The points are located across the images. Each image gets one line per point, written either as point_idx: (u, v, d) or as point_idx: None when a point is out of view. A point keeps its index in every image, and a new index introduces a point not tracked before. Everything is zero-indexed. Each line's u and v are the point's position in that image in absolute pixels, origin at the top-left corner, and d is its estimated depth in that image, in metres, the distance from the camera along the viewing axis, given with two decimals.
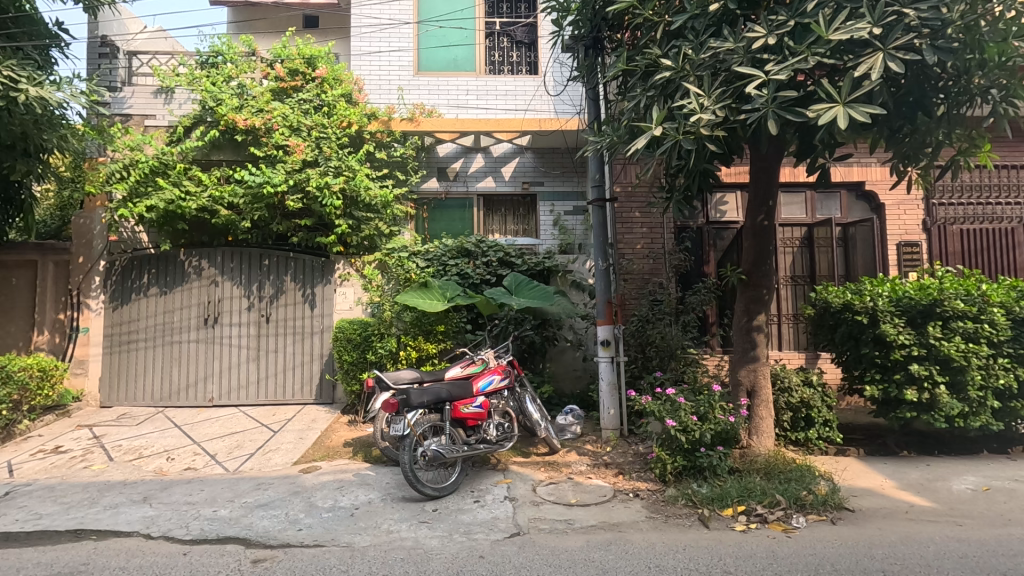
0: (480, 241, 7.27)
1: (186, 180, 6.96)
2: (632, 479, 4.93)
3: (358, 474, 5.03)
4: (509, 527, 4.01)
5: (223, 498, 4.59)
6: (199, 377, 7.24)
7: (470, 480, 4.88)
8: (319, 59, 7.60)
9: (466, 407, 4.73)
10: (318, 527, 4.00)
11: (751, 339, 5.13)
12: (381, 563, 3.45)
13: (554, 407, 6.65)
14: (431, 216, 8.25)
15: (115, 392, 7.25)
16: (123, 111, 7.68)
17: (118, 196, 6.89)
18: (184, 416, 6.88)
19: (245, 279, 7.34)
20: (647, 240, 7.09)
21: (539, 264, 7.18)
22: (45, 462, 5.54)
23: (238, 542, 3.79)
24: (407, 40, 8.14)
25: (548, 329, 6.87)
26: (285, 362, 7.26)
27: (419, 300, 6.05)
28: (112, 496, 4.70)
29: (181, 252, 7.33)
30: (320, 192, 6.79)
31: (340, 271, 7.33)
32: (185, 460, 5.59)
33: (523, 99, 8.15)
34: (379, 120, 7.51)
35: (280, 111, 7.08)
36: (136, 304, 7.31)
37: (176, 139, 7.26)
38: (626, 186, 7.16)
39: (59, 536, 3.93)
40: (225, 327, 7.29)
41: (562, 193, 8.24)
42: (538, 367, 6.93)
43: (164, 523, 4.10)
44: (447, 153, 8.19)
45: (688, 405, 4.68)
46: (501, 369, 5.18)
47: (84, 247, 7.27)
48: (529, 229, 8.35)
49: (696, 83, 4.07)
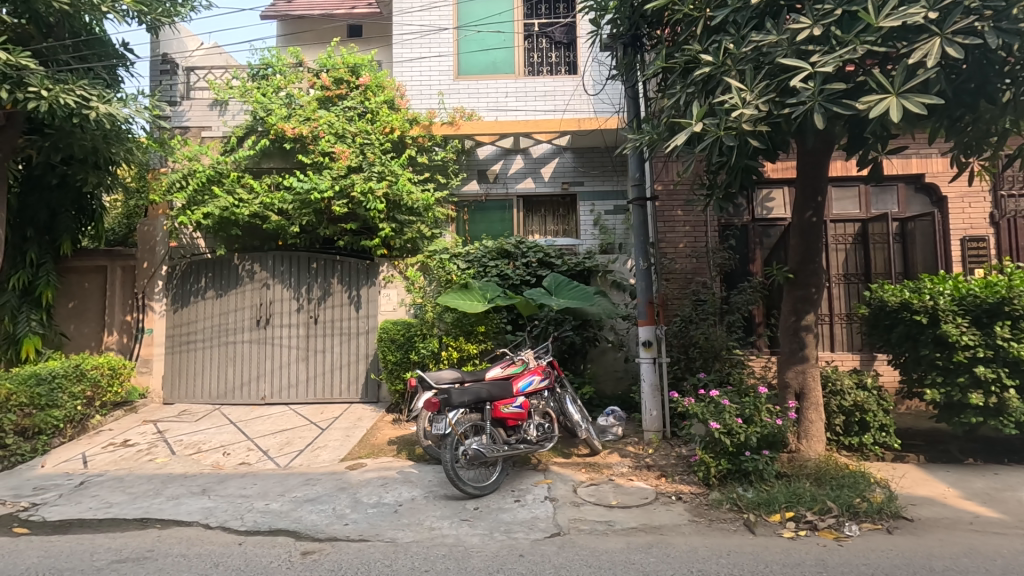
0: (520, 242, 7.29)
1: (239, 188, 7.27)
2: (675, 481, 4.85)
3: (401, 472, 5.16)
4: (550, 527, 4.03)
5: (275, 492, 4.79)
6: (253, 377, 7.56)
7: (511, 479, 4.92)
8: (362, 68, 7.84)
9: (507, 407, 4.78)
10: (363, 522, 4.13)
11: (800, 340, 4.96)
12: (423, 559, 3.52)
13: (596, 408, 6.62)
14: (471, 219, 8.37)
15: (176, 390, 7.67)
16: (182, 124, 8.13)
17: (178, 204, 7.27)
18: (239, 414, 7.20)
19: (295, 281, 7.62)
20: (689, 239, 6.96)
21: (579, 264, 7.18)
22: (115, 455, 5.92)
23: (289, 535, 3.95)
24: (447, 45, 8.26)
25: (588, 330, 6.84)
26: (333, 362, 7.50)
27: (460, 301, 6.15)
28: (174, 487, 4.99)
29: (235, 256, 7.66)
30: (364, 197, 6.98)
31: (383, 274, 7.49)
32: (240, 455, 5.86)
33: (562, 100, 8.14)
34: (420, 124, 7.63)
35: (326, 119, 7.33)
36: (195, 306, 7.71)
37: (230, 148, 7.62)
38: (667, 185, 7.04)
39: (128, 524, 4.20)
40: (277, 328, 7.59)
41: (603, 193, 8.17)
42: (579, 368, 6.91)
43: (220, 515, 4.33)
44: (487, 155, 8.30)
45: (732, 407, 4.59)
46: (541, 369, 5.21)
47: (148, 253, 7.71)
48: (569, 229, 8.33)
49: (738, 77, 3.96)
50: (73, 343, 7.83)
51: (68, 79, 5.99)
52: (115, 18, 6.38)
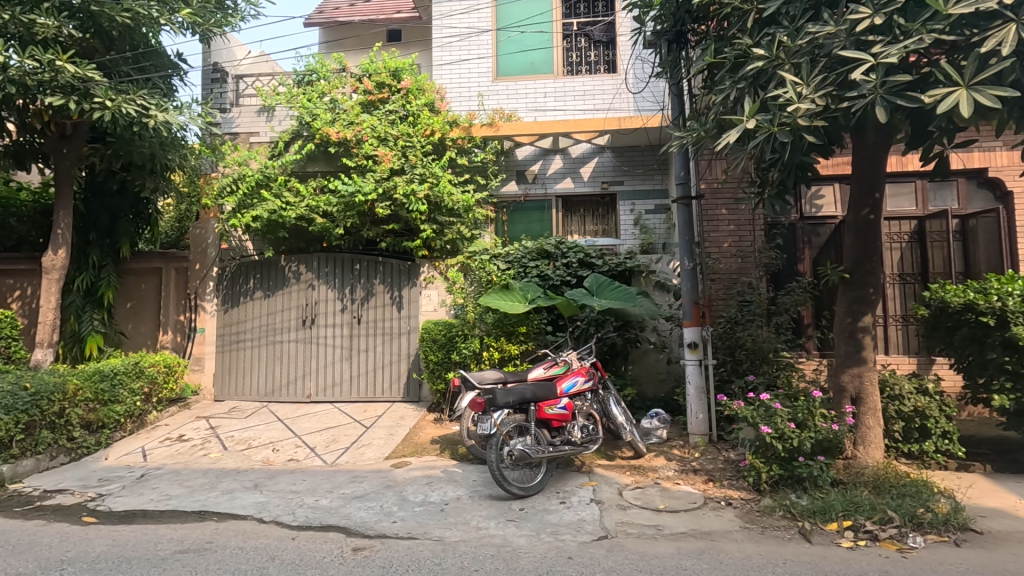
0: (560, 243, 7.26)
1: (286, 192, 7.43)
2: (724, 486, 4.73)
3: (446, 471, 5.20)
4: (597, 530, 3.99)
5: (323, 489, 4.89)
6: (299, 375, 7.75)
7: (555, 481, 4.90)
8: (403, 71, 7.95)
9: (551, 408, 4.76)
10: (411, 520, 4.18)
11: (856, 342, 4.79)
12: (472, 558, 3.54)
13: (638, 410, 6.53)
14: (511, 219, 8.39)
15: (226, 387, 7.92)
16: (231, 130, 8.41)
17: (229, 208, 7.50)
18: (286, 411, 7.40)
19: (339, 282, 7.79)
20: (734, 238, 6.79)
21: (621, 265, 7.12)
22: (171, 449, 6.16)
23: (339, 531, 4.03)
24: (487, 47, 8.31)
25: (630, 331, 6.75)
26: (376, 361, 7.63)
27: (502, 301, 6.16)
28: (228, 482, 5.16)
29: (282, 258, 7.87)
30: (406, 199, 7.07)
31: (424, 274, 7.58)
32: (289, 451, 6.02)
33: (603, 99, 8.07)
34: (460, 127, 7.71)
35: (369, 123, 7.47)
36: (244, 307, 7.95)
37: (277, 153, 7.82)
38: (711, 183, 6.90)
39: (187, 516, 4.37)
40: (322, 327, 7.76)
41: (643, 192, 8.06)
42: (621, 369, 6.83)
43: (273, 509, 4.45)
44: (526, 156, 8.30)
45: (784, 411, 4.45)
46: (584, 370, 5.17)
47: (200, 254, 8.00)
48: (609, 229, 8.26)
49: (792, 71, 3.84)
50: (131, 342, 8.20)
51: (129, 89, 6.25)
52: (172, 30, 6.65)
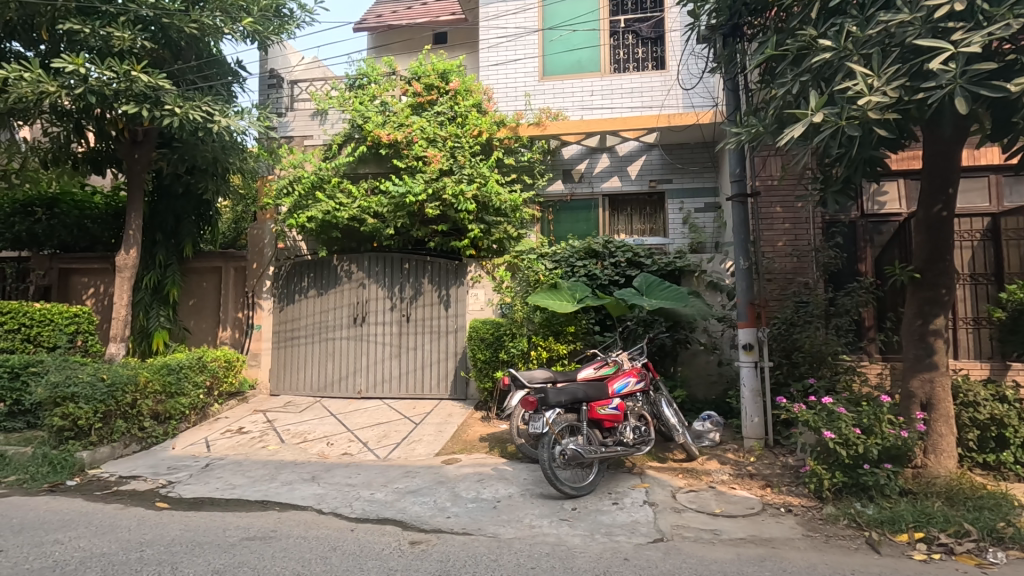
0: (608, 242, 7.19)
1: (339, 193, 7.62)
2: (782, 492, 4.59)
3: (496, 469, 5.24)
4: (652, 532, 3.94)
5: (378, 483, 5.01)
6: (350, 371, 7.95)
7: (607, 481, 4.86)
8: (451, 73, 8.03)
9: (603, 408, 4.72)
10: (464, 516, 4.23)
11: (927, 345, 4.57)
12: (528, 556, 3.55)
13: (689, 412, 6.40)
14: (557, 219, 8.36)
15: (281, 382, 8.17)
16: (287, 134, 8.72)
17: (285, 209, 7.75)
18: (338, 406, 7.60)
19: (389, 281, 7.95)
20: (790, 237, 6.58)
21: (670, 264, 7.02)
22: (233, 441, 6.42)
23: (396, 524, 4.12)
24: (533, 48, 8.33)
25: (680, 331, 6.64)
26: (424, 359, 7.76)
27: (550, 301, 6.15)
28: (287, 473, 5.35)
29: (334, 258, 8.09)
30: (455, 199, 7.16)
31: (472, 273, 7.65)
32: (343, 445, 6.19)
33: (652, 97, 7.96)
34: (507, 127, 7.77)
35: (419, 125, 7.59)
36: (298, 304, 8.20)
37: (331, 155, 8.03)
38: (767, 181, 6.69)
39: (251, 505, 4.55)
40: (372, 325, 7.94)
41: (693, 190, 7.90)
42: (670, 370, 6.74)
43: (332, 501, 4.59)
44: (572, 155, 8.27)
45: (849, 416, 4.28)
46: (636, 370, 5.10)
47: (258, 254, 8.28)
48: (657, 228, 8.13)
49: (861, 62, 3.70)
50: (194, 337, 8.60)
51: (195, 97, 6.56)
52: (234, 39, 6.93)
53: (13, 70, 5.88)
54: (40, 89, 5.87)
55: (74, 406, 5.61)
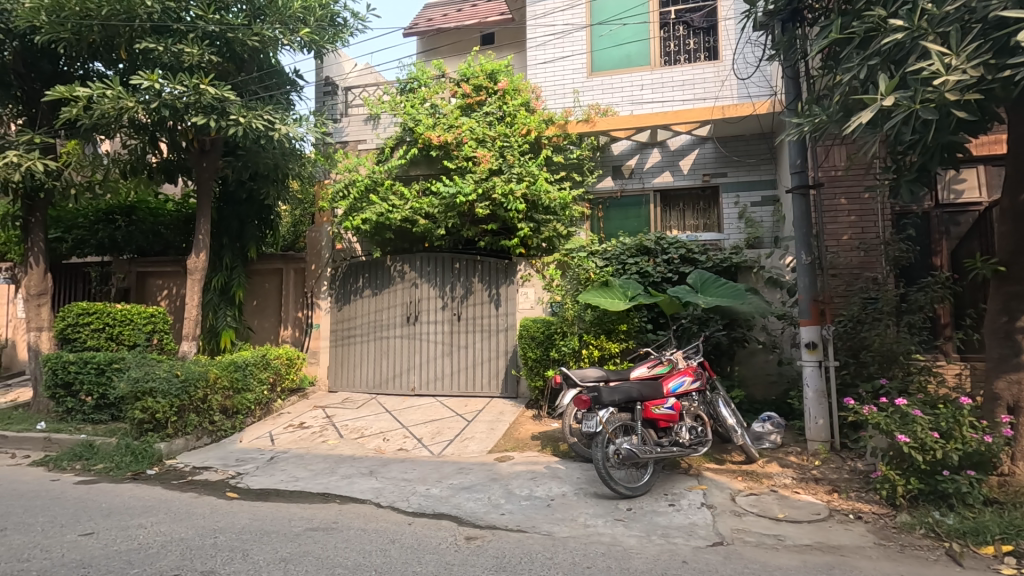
0: (660, 238, 7.03)
1: (392, 195, 7.80)
2: (851, 498, 4.37)
3: (548, 467, 5.24)
4: (710, 535, 3.83)
5: (432, 478, 5.11)
6: (404, 369, 8.13)
7: (662, 482, 4.77)
8: (499, 73, 8.06)
9: (658, 407, 4.62)
10: (518, 514, 4.26)
11: (1013, 344, 4.24)
12: (583, 555, 3.53)
13: (747, 413, 6.19)
14: (607, 216, 8.24)
15: (339, 379, 8.45)
16: (342, 139, 9.01)
17: (342, 212, 8.00)
18: (392, 403, 7.79)
19: (440, 280, 8.07)
20: (856, 230, 6.25)
21: (726, 260, 6.83)
22: (295, 435, 6.70)
23: (451, 519, 4.18)
24: (581, 44, 8.27)
25: (737, 329, 6.43)
26: (475, 357, 7.84)
27: (601, 298, 6.10)
28: (346, 467, 5.53)
29: (387, 258, 8.29)
30: (505, 198, 7.21)
31: (522, 272, 7.68)
32: (398, 441, 6.34)
33: (704, 88, 7.74)
34: (556, 124, 7.77)
35: (468, 125, 7.66)
36: (354, 304, 8.44)
37: (383, 159, 8.20)
38: (830, 172, 6.38)
39: (314, 497, 4.74)
40: (425, 324, 8.09)
41: (749, 183, 7.64)
42: (726, 370, 6.55)
43: (389, 495, 4.72)
44: (622, 151, 8.14)
45: (925, 419, 4.02)
46: (692, 370, 4.95)
47: (316, 256, 8.58)
48: (711, 223, 7.91)
49: (937, 41, 3.48)
50: (258, 336, 9.03)
51: (257, 106, 6.89)
52: (292, 50, 7.21)
53: (96, 88, 6.34)
54: (120, 105, 6.29)
55: (152, 400, 6.00)
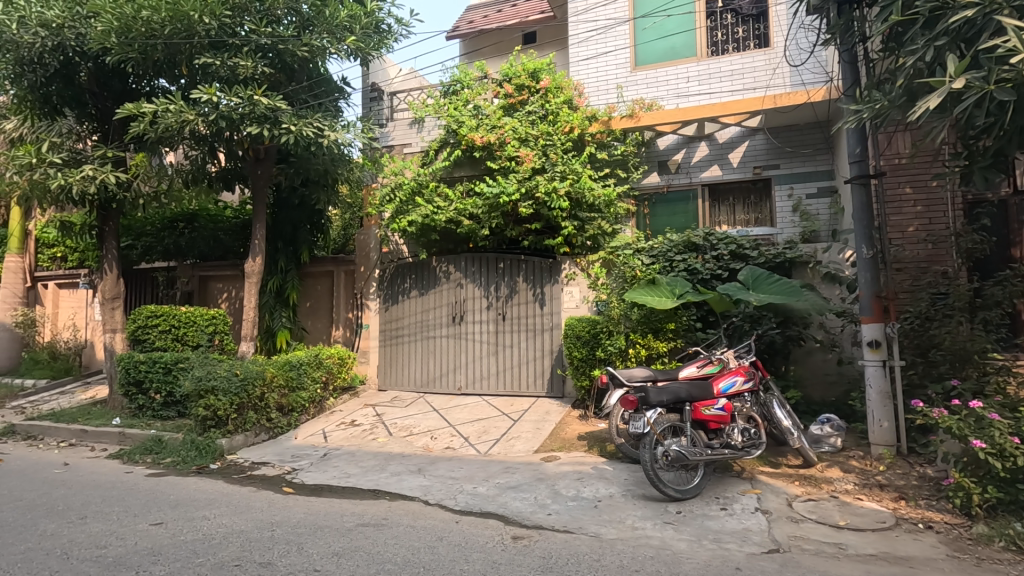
0: (709, 234, 6.85)
1: (437, 197, 7.89)
2: (920, 507, 4.11)
3: (596, 468, 5.18)
4: (766, 542, 3.69)
5: (479, 477, 5.14)
6: (451, 368, 8.23)
7: (714, 485, 4.63)
8: (542, 72, 8.04)
9: (708, 408, 4.49)
10: (565, 514, 4.23)
11: None
12: (631, 558, 3.47)
13: (805, 415, 5.93)
14: (653, 212, 8.07)
15: (388, 378, 8.64)
16: (388, 143, 9.21)
17: (388, 215, 8.17)
18: (440, 402, 7.90)
19: (485, 280, 8.13)
20: (922, 221, 5.88)
21: (779, 256, 6.57)
22: (347, 432, 6.90)
23: (498, 518, 4.20)
24: (624, 38, 8.14)
25: (792, 327, 6.17)
26: (521, 357, 7.85)
27: (648, 297, 5.99)
28: (395, 465, 5.65)
29: (433, 260, 8.41)
30: (548, 197, 7.19)
31: (567, 271, 7.62)
32: (445, 440, 6.43)
33: (754, 78, 7.47)
34: (599, 121, 7.69)
35: (511, 125, 7.66)
36: (402, 304, 8.62)
37: (428, 161, 8.31)
38: (892, 160, 6.03)
39: (365, 494, 4.86)
40: (470, 323, 8.16)
41: (803, 175, 7.33)
42: (781, 370, 6.30)
43: (437, 493, 4.79)
44: (668, 145, 7.95)
45: (1003, 423, 3.75)
46: (744, 370, 4.78)
47: (365, 258, 8.81)
48: (763, 217, 7.62)
49: (1014, 16, 3.23)
50: (311, 336, 9.35)
51: (307, 114, 7.14)
52: (340, 58, 7.43)
53: (161, 104, 6.71)
54: (182, 118, 6.64)
55: (214, 398, 6.31)
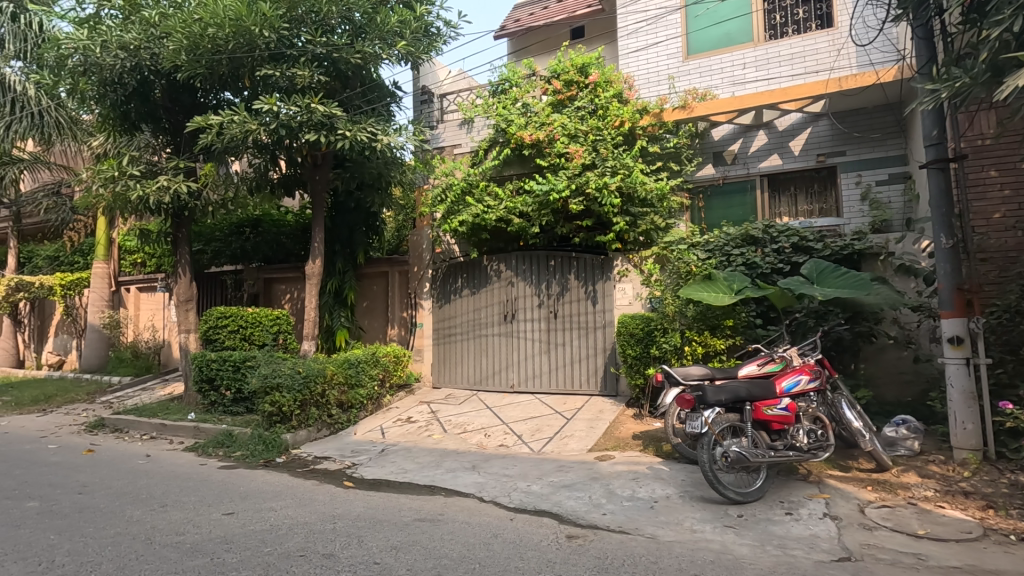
0: (769, 227, 6.56)
1: (487, 196, 7.93)
2: (1011, 517, 3.79)
3: (651, 468, 5.08)
4: (836, 549, 3.50)
5: (533, 475, 5.14)
6: (503, 367, 8.28)
7: (778, 489, 4.43)
8: (590, 66, 7.93)
9: (770, 408, 4.31)
10: (620, 515, 4.17)
11: None
12: (690, 561, 3.37)
13: (877, 416, 5.59)
14: (708, 205, 7.81)
15: (442, 376, 8.79)
16: (439, 145, 9.36)
17: (440, 215, 8.28)
18: (493, 400, 7.96)
19: (536, 278, 8.11)
20: (1010, 206, 5.41)
21: (846, 248, 6.22)
22: (403, 429, 7.07)
23: (552, 517, 4.18)
24: (675, 27, 7.92)
25: (862, 323, 5.82)
26: (573, 355, 7.80)
27: (704, 292, 5.73)
28: (450, 461, 5.73)
29: (484, 258, 8.47)
30: (599, 193, 7.10)
31: (619, 268, 7.50)
32: (499, 437, 6.47)
33: (816, 61, 7.10)
34: (651, 113, 7.53)
35: (560, 122, 7.58)
36: (454, 303, 8.73)
37: (477, 161, 8.36)
38: (975, 142, 5.58)
39: (421, 489, 4.96)
40: (522, 322, 8.18)
41: (872, 161, 6.91)
42: (850, 368, 5.96)
43: (491, 490, 4.83)
44: (723, 136, 7.69)
45: None
46: (809, 368, 4.55)
47: (418, 259, 8.98)
48: (828, 207, 7.24)
49: None
50: (368, 334, 9.63)
51: (361, 120, 7.38)
52: (391, 63, 7.61)
53: (226, 116, 7.08)
54: (245, 129, 6.97)
55: (279, 394, 6.61)
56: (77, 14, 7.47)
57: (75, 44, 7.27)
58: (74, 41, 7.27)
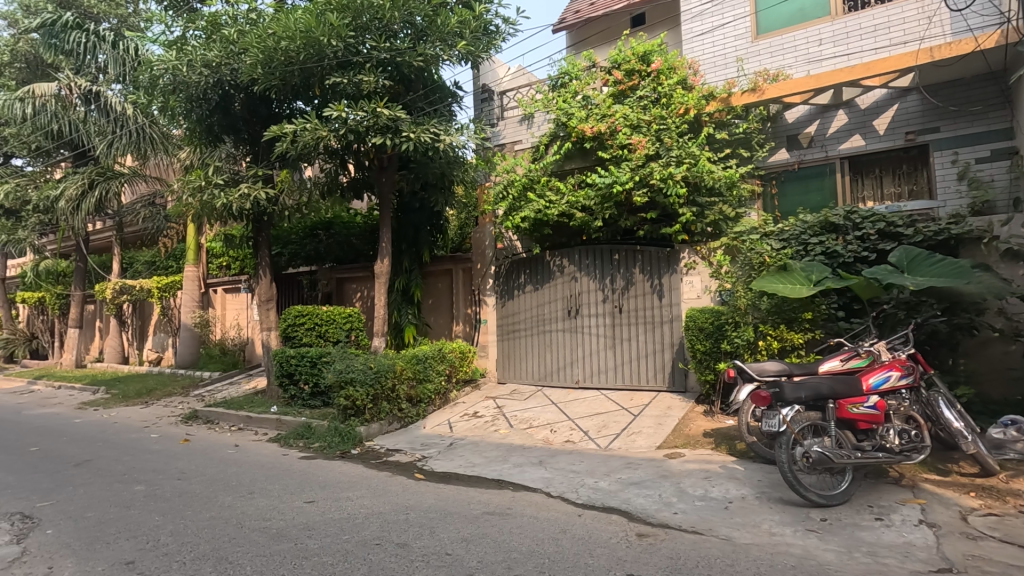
0: (851, 212, 6.13)
1: (549, 191, 7.89)
2: None
3: (725, 467, 4.89)
4: (934, 560, 3.23)
5: (601, 471, 5.09)
6: (567, 362, 8.23)
7: (866, 492, 4.15)
8: (653, 53, 7.71)
9: (856, 407, 4.03)
10: (693, 514, 4.05)
11: None
12: (769, 566, 3.22)
13: (981, 416, 5.10)
14: (781, 192, 7.41)
15: (506, 371, 8.86)
16: (499, 142, 9.42)
17: (503, 212, 8.32)
18: (558, 395, 7.94)
19: (600, 273, 8.01)
20: None
21: (941, 233, 5.70)
22: (470, 423, 7.19)
23: (621, 514, 4.12)
24: (743, 6, 7.55)
25: (962, 315, 5.33)
26: (639, 350, 7.64)
27: (780, 285, 5.51)
28: (517, 456, 5.78)
29: (547, 254, 8.45)
30: (664, 183, 6.90)
31: (686, 260, 7.29)
32: (565, 433, 6.45)
33: (903, 31, 6.56)
34: (718, 98, 7.24)
35: (621, 112, 7.42)
36: (517, 299, 8.78)
37: (538, 156, 8.33)
38: None
39: (489, 483, 5.03)
40: (586, 317, 8.10)
41: (971, 136, 6.32)
42: (948, 363, 5.47)
43: (559, 486, 4.82)
44: (798, 117, 7.27)
45: None
46: (900, 364, 4.21)
47: (481, 255, 9.06)
48: (919, 189, 6.68)
49: None
50: (434, 331, 9.86)
51: (424, 121, 7.56)
52: (452, 63, 7.74)
53: (299, 124, 7.43)
54: (317, 136, 7.30)
55: (353, 389, 6.90)
56: (166, 38, 8.08)
57: (166, 65, 7.88)
58: (165, 62, 7.88)
